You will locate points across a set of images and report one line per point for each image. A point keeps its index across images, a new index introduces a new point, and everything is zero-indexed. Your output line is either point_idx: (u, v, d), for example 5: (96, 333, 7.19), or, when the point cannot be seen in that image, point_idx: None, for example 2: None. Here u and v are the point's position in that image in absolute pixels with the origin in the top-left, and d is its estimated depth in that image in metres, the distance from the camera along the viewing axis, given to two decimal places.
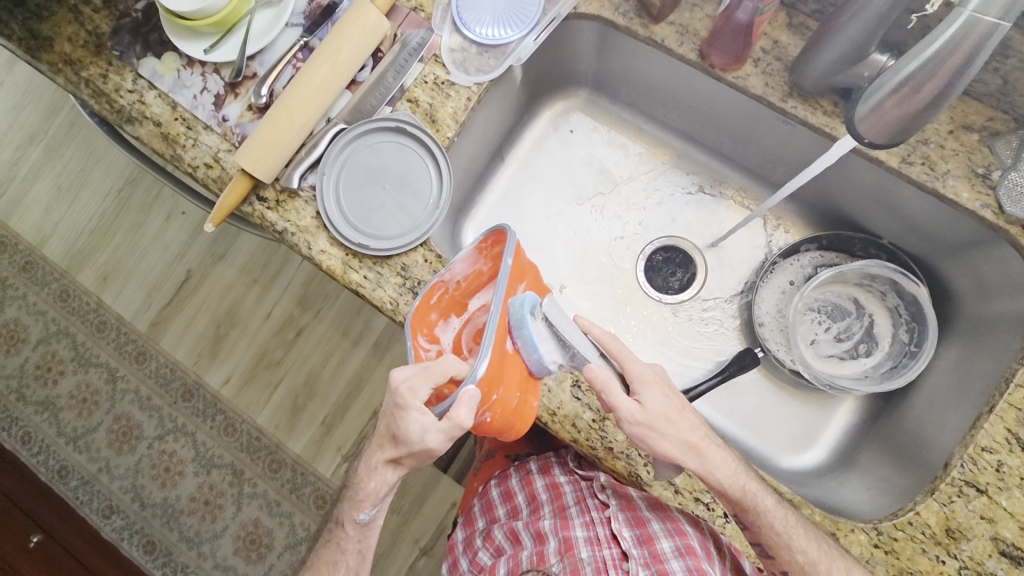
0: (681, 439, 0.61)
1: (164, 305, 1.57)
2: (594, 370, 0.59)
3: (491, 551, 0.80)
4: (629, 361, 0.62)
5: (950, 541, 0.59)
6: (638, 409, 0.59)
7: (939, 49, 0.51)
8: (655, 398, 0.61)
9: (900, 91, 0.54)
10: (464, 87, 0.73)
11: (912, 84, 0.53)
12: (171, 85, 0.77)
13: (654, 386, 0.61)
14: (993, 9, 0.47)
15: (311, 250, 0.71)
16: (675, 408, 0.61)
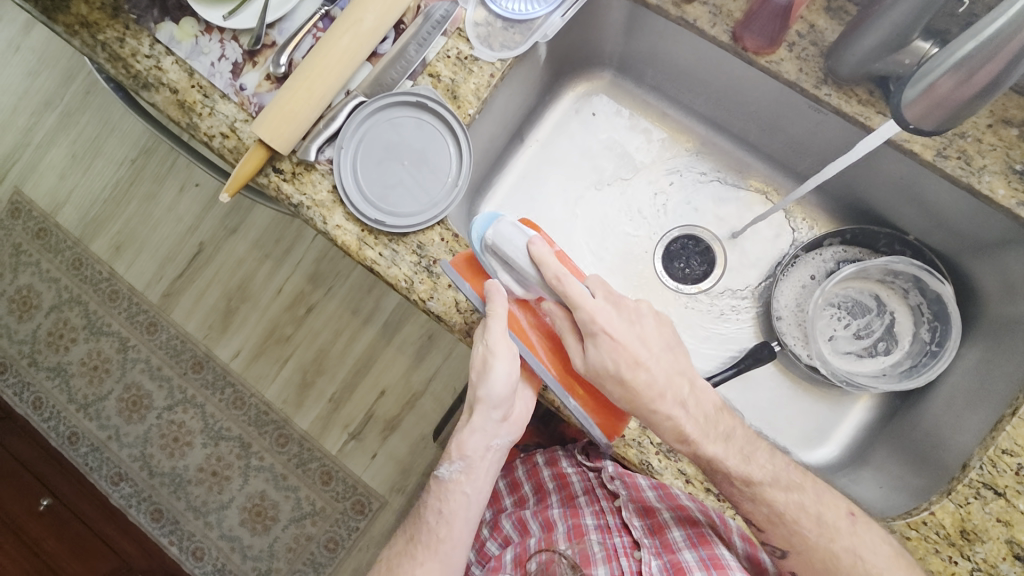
0: (623, 389, 0.62)
1: (175, 277, 1.57)
2: (550, 306, 0.66)
3: (498, 541, 0.82)
4: (580, 308, 0.63)
5: (965, 543, 0.58)
6: (580, 360, 0.64)
7: (998, 29, 0.49)
8: (599, 349, 0.62)
9: (960, 69, 0.51)
10: (487, 64, 0.71)
11: (973, 63, 0.50)
12: (189, 52, 0.76)
13: (599, 336, 0.62)
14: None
15: (326, 225, 0.70)
16: (625, 360, 0.62)
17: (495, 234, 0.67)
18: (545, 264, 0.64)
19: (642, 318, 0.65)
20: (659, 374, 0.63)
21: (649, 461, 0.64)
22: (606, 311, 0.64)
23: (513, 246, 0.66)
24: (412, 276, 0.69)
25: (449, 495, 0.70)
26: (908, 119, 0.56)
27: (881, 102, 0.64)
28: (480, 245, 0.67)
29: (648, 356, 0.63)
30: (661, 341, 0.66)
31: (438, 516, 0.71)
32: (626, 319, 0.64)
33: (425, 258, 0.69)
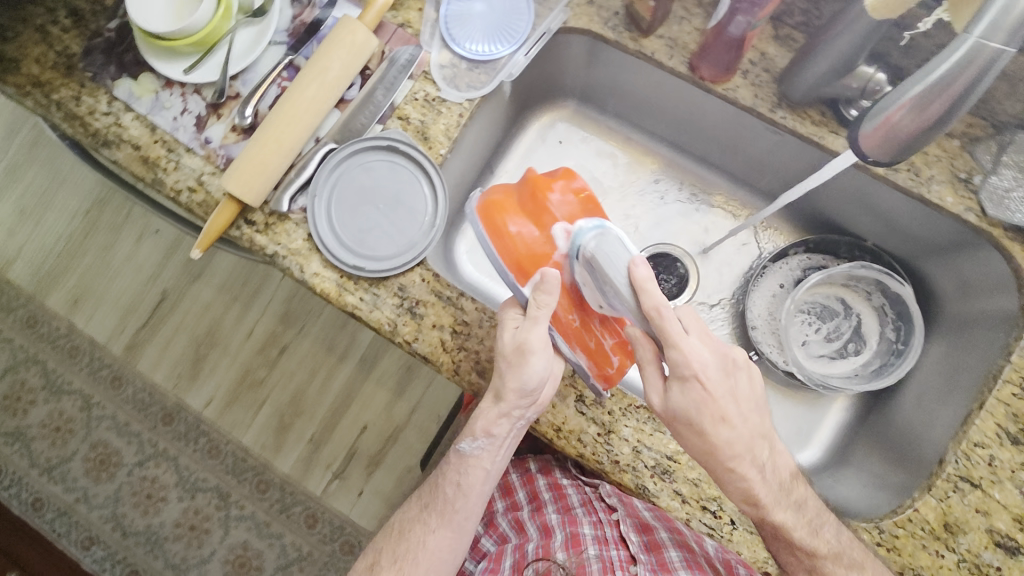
0: (702, 440, 0.61)
1: (139, 328, 1.52)
2: (635, 334, 0.62)
3: (495, 537, 0.88)
4: (681, 366, 0.59)
5: (949, 536, 0.61)
6: (659, 397, 0.62)
7: (948, 70, 0.51)
8: (685, 393, 0.60)
9: (914, 105, 0.54)
10: (455, 104, 0.72)
11: (924, 99, 0.53)
12: (150, 107, 0.75)
13: (690, 382, 0.59)
14: (998, 34, 0.48)
15: (303, 273, 0.69)
16: (710, 414, 0.60)
17: (597, 244, 0.63)
18: (643, 293, 0.58)
19: (734, 374, 0.62)
20: (742, 434, 0.61)
21: (645, 485, 0.64)
22: (707, 362, 0.60)
23: (614, 266, 0.60)
24: (395, 319, 0.69)
25: (468, 469, 0.70)
26: (864, 151, 0.59)
27: (832, 122, 0.68)
28: (576, 251, 0.65)
29: (737, 414, 0.61)
30: (750, 391, 0.63)
31: (454, 488, 0.71)
32: (723, 369, 0.61)
33: (407, 300, 0.69)
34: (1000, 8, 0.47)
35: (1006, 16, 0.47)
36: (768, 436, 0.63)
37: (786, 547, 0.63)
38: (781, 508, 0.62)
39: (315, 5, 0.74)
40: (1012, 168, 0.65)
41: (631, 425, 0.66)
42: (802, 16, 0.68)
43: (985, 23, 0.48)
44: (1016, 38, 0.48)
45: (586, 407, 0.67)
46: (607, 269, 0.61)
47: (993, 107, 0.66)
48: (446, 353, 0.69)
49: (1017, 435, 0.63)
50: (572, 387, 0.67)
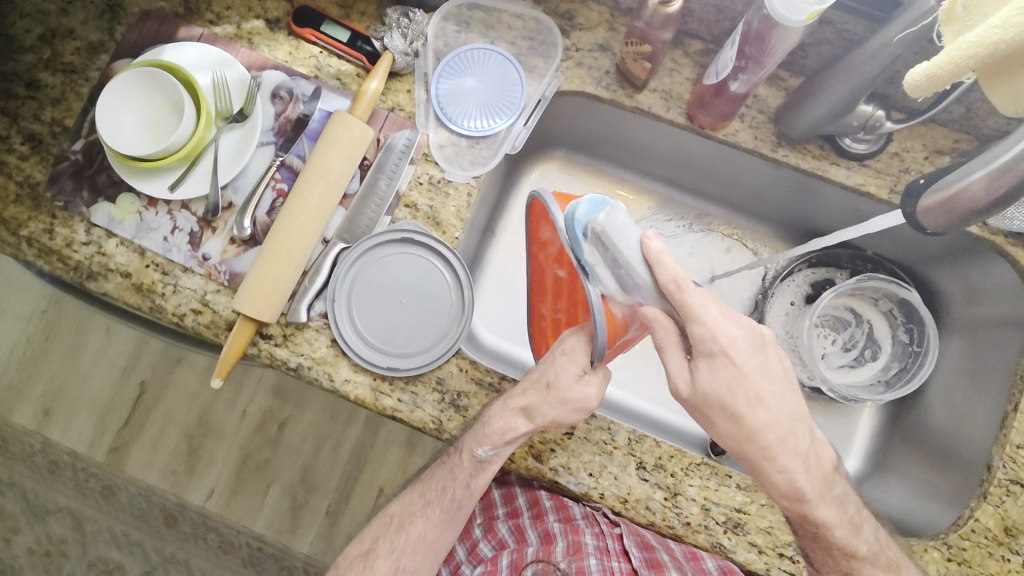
0: (737, 424, 0.55)
1: (120, 429, 1.42)
2: (653, 318, 0.55)
3: (492, 542, 0.82)
4: (696, 322, 0.53)
5: (1011, 539, 0.64)
6: (685, 381, 0.55)
7: (1012, 160, 0.47)
8: (714, 371, 0.54)
9: (978, 185, 0.50)
10: (462, 184, 0.70)
11: (990, 183, 0.49)
12: (135, 230, 0.70)
13: (719, 359, 0.54)
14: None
15: (334, 382, 0.66)
16: (744, 394, 0.54)
17: (608, 217, 0.54)
18: (659, 267, 0.53)
19: (766, 349, 0.55)
20: (778, 416, 0.56)
21: (721, 541, 0.65)
22: (729, 327, 0.54)
23: (625, 240, 0.53)
24: (439, 415, 0.67)
25: (483, 473, 0.66)
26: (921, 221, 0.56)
27: (832, 154, 0.70)
28: (584, 231, 0.55)
29: (772, 394, 0.55)
30: (783, 361, 0.56)
31: (464, 490, 0.70)
32: (751, 342, 0.55)
33: (448, 393, 0.67)
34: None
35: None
36: (806, 419, 0.58)
37: None
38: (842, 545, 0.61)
39: (299, 99, 0.71)
40: None
41: (697, 483, 0.66)
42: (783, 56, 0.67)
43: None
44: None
45: (648, 473, 0.66)
46: (621, 247, 0.53)
47: (975, 123, 0.67)
48: None
49: None
50: (631, 455, 0.67)
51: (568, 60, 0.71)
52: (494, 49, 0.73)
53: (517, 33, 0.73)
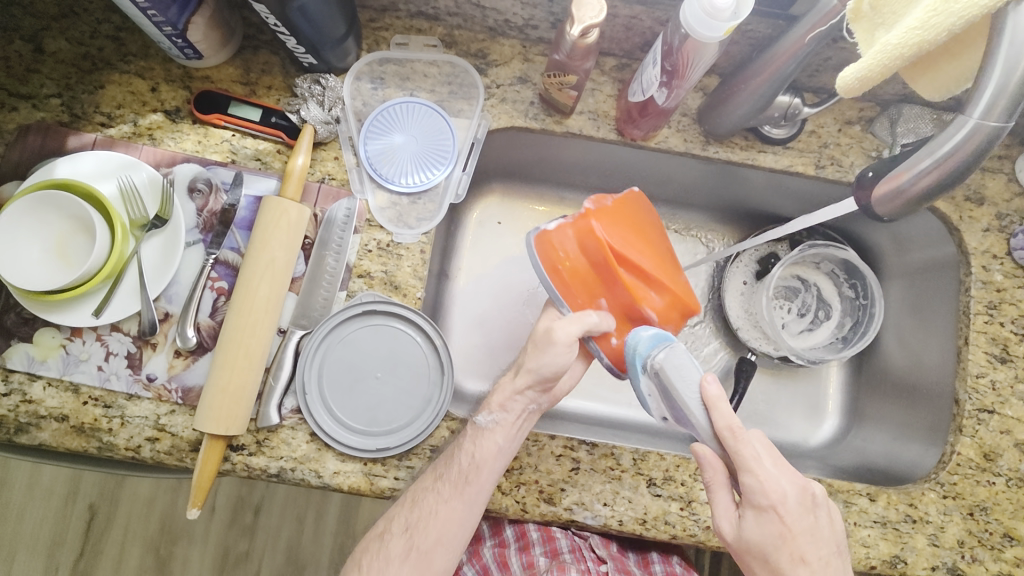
0: None
1: (76, 560, 1.31)
2: (703, 455, 0.57)
3: (476, 566, 0.77)
4: (745, 470, 0.53)
5: (991, 463, 0.68)
6: (731, 526, 0.55)
7: (953, 144, 0.43)
8: (760, 523, 0.53)
9: (923, 168, 0.45)
10: (413, 243, 0.68)
11: (932, 167, 0.45)
12: (62, 367, 0.62)
13: (766, 511, 0.53)
14: (995, 111, 0.41)
15: (323, 478, 0.63)
16: (790, 552, 0.53)
17: (666, 355, 0.60)
18: (714, 408, 0.55)
19: (817, 512, 0.54)
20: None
21: None
22: (779, 479, 0.54)
23: (685, 380, 0.57)
24: None
25: (481, 441, 0.61)
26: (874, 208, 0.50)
27: (757, 142, 0.73)
28: (642, 362, 0.62)
29: (822, 557, 0.53)
30: (835, 535, 0.54)
31: (469, 460, 0.60)
32: (804, 502, 0.54)
33: None
34: (1000, 78, 0.41)
35: (1002, 96, 0.41)
36: None
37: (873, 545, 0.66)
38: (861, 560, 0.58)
39: (220, 188, 0.66)
40: (908, 137, 0.73)
41: None
42: None
43: (981, 105, 0.42)
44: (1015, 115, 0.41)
45: (660, 488, 0.66)
46: (679, 388, 0.57)
47: (875, 91, 0.73)
48: (506, 495, 0.64)
49: (1003, 354, 0.71)
50: (640, 474, 0.66)
51: (492, 98, 0.71)
52: (416, 100, 0.71)
53: (435, 79, 0.72)
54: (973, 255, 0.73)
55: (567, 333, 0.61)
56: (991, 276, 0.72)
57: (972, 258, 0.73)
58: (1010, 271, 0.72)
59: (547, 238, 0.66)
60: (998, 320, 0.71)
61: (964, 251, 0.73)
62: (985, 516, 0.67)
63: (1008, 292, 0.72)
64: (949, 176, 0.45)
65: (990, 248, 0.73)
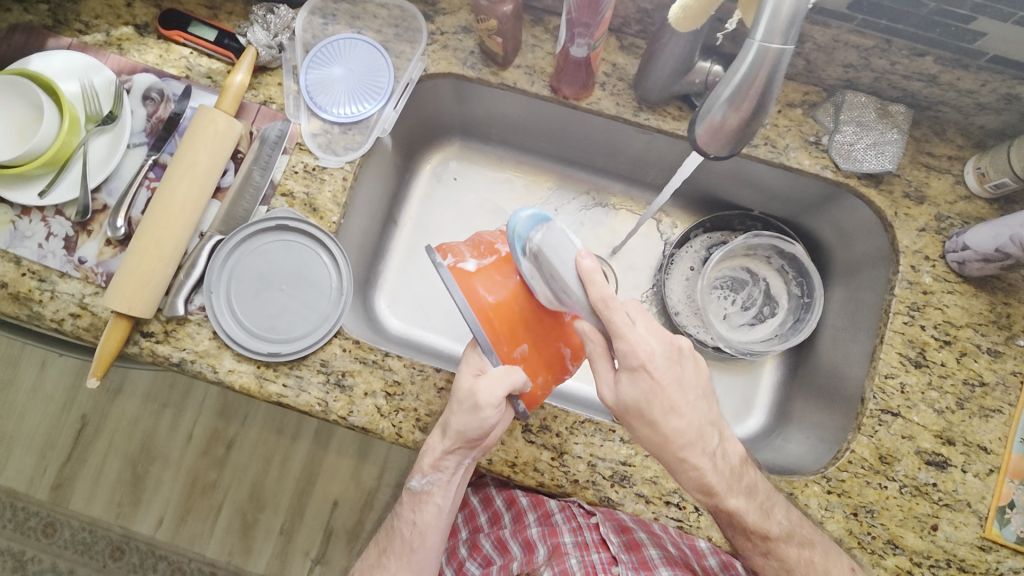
0: (652, 430, 0.58)
1: (62, 464, 1.29)
2: (584, 329, 0.58)
3: (478, 560, 0.77)
4: (620, 338, 0.55)
5: (886, 467, 0.66)
6: (610, 392, 0.58)
7: (744, 76, 0.48)
8: (635, 384, 0.57)
9: (729, 105, 0.50)
10: (336, 169, 0.72)
11: (734, 102, 0.49)
12: (9, 240, 0.68)
13: (640, 372, 0.56)
14: (775, 35, 0.46)
15: (217, 373, 0.66)
16: (661, 403, 0.57)
17: (543, 236, 0.59)
18: (591, 284, 0.56)
19: (683, 360, 0.58)
20: (691, 422, 0.58)
21: (608, 496, 0.65)
22: (652, 346, 0.56)
23: (562, 258, 0.57)
24: (325, 397, 0.66)
25: (423, 505, 0.66)
26: (705, 153, 0.55)
27: (691, 114, 0.73)
28: (521, 247, 0.59)
29: (687, 402, 0.58)
30: (699, 382, 0.59)
31: (411, 527, 0.67)
32: (671, 358, 0.57)
33: (333, 374, 0.67)
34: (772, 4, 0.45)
35: (777, 20, 0.45)
36: (715, 423, 0.60)
37: (742, 532, 0.61)
38: (735, 493, 0.60)
39: (170, 99, 0.72)
40: (850, 125, 0.71)
41: (582, 441, 0.67)
42: (638, 24, 0.73)
43: (760, 28, 0.46)
44: (792, 35, 0.46)
45: (534, 434, 0.67)
46: (558, 268, 0.57)
47: (819, 75, 0.72)
48: (383, 417, 0.66)
49: (918, 359, 0.68)
50: (516, 419, 0.67)
51: (434, 44, 0.75)
52: (360, 38, 0.75)
53: (382, 21, 0.76)
54: (903, 254, 0.70)
55: (492, 396, 0.57)
56: (919, 277, 0.70)
57: (902, 256, 0.70)
58: (940, 275, 0.70)
59: (472, 282, 0.59)
60: (919, 323, 0.69)
61: (896, 249, 0.71)
62: (870, 519, 0.65)
63: (935, 296, 0.69)
64: (758, 105, 0.49)
65: (924, 249, 0.70)
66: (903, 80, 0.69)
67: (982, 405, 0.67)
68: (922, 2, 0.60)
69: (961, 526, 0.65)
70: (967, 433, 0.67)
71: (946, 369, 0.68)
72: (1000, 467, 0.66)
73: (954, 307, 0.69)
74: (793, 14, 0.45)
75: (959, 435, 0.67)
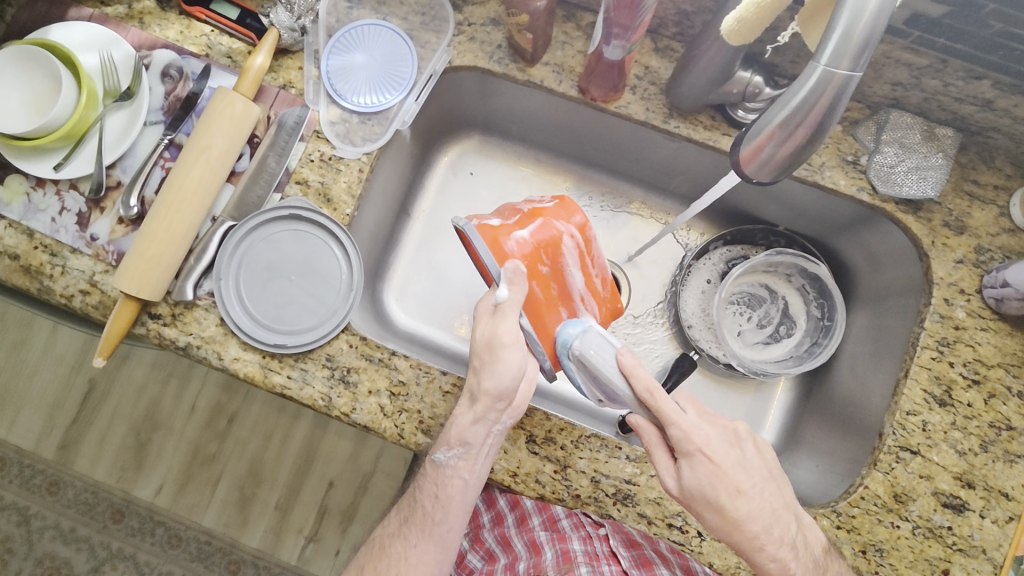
0: (720, 515, 0.57)
1: (71, 426, 1.30)
2: (638, 422, 0.60)
3: (482, 553, 0.77)
4: (672, 424, 0.57)
5: (900, 506, 0.64)
6: (673, 481, 0.58)
7: (804, 99, 0.46)
8: (695, 469, 0.57)
9: (781, 131, 0.48)
10: (353, 160, 0.70)
11: (788, 127, 0.47)
12: (22, 211, 0.67)
13: (697, 457, 0.57)
14: (843, 59, 0.43)
15: (222, 360, 0.65)
16: (725, 487, 0.57)
17: (581, 344, 0.63)
18: (634, 379, 0.59)
19: (743, 444, 0.60)
20: (760, 506, 0.58)
21: (609, 513, 0.64)
22: (701, 427, 0.58)
23: (603, 357, 0.61)
24: (328, 392, 0.65)
25: (446, 480, 0.63)
26: (747, 177, 0.53)
27: (723, 124, 0.70)
28: (564, 352, 0.64)
29: (753, 486, 0.58)
30: (762, 461, 0.60)
31: (433, 500, 0.64)
32: (728, 441, 0.59)
33: (337, 369, 0.66)
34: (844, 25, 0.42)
35: (848, 43, 0.43)
36: (791, 505, 0.60)
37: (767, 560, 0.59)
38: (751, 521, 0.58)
39: (189, 77, 0.71)
40: (892, 146, 0.68)
41: (586, 456, 0.65)
42: (676, 27, 0.69)
43: (827, 52, 0.44)
44: (861, 61, 0.44)
45: (537, 446, 0.65)
46: (603, 377, 0.61)
47: (863, 90, 0.68)
48: (386, 416, 0.65)
49: (943, 397, 0.65)
50: (520, 428, 0.66)
51: (461, 35, 0.73)
52: (385, 25, 0.73)
53: (410, 9, 0.74)
54: (937, 285, 0.67)
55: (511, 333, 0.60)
56: (951, 311, 0.66)
57: (936, 288, 0.67)
58: (975, 310, 0.66)
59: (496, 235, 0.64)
60: (947, 359, 0.66)
61: (929, 279, 0.67)
62: (879, 558, 0.63)
63: (966, 332, 0.66)
64: (813, 130, 0.47)
65: (960, 282, 0.67)
66: (953, 103, 0.65)
67: (1007, 449, 0.64)
68: (986, 21, 0.56)
69: (974, 573, 0.62)
70: (988, 477, 0.64)
71: (971, 410, 0.65)
72: (1020, 515, 0.63)
73: (986, 345, 0.66)
74: (867, 37, 0.42)
75: (980, 478, 0.64)
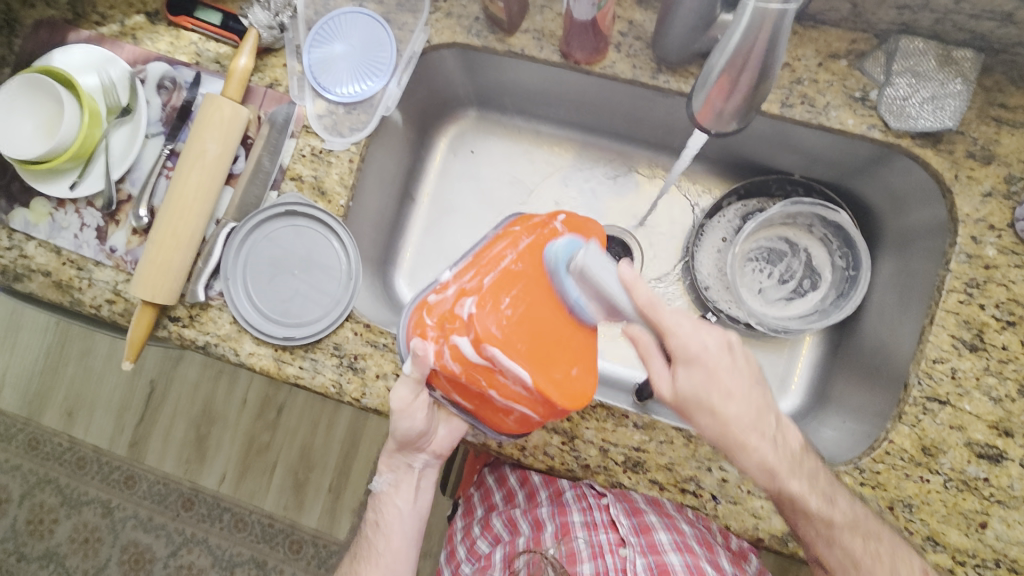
0: (714, 418, 0.59)
1: (139, 424, 1.40)
2: (633, 332, 0.61)
3: (489, 539, 0.76)
4: (671, 333, 0.59)
5: (930, 459, 0.60)
6: (668, 386, 0.60)
7: (741, 40, 0.49)
8: (690, 373, 0.59)
9: (727, 77, 0.52)
10: (342, 151, 0.71)
11: (732, 72, 0.51)
12: (49, 231, 0.72)
13: (696, 361, 0.59)
14: None
15: (239, 355, 0.68)
16: (718, 391, 0.59)
17: (586, 255, 0.60)
18: (636, 290, 0.59)
19: (734, 352, 0.60)
20: (749, 405, 0.59)
21: (620, 481, 0.64)
22: (685, 325, 0.60)
23: (604, 271, 0.60)
24: (338, 379, 0.67)
25: (383, 507, 0.69)
26: (707, 130, 0.58)
27: None
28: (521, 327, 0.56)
29: (745, 388, 0.59)
30: (751, 367, 0.60)
31: (375, 528, 0.70)
32: (721, 344, 0.60)
33: (345, 357, 0.68)
34: None
35: None
36: (773, 405, 0.61)
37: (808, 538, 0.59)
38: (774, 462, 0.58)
39: (182, 86, 0.73)
40: (904, 76, 0.63)
41: (593, 425, 0.65)
42: None
43: None
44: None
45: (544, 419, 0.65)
46: (602, 279, 0.60)
47: (868, 19, 0.63)
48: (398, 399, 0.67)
49: (974, 341, 0.61)
50: None
51: (438, 12, 0.73)
52: (362, 12, 0.74)
53: None
54: (963, 223, 0.62)
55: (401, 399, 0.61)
56: (981, 249, 0.62)
57: (961, 226, 0.62)
58: (1007, 247, 0.61)
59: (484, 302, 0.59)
60: (978, 302, 0.61)
61: (954, 217, 0.62)
62: (908, 514, 0.60)
63: (998, 271, 0.61)
64: (760, 66, 0.50)
65: (988, 217, 0.62)
66: (969, 20, 0.59)
67: None
68: None
69: (1015, 524, 0.59)
70: None
71: (1006, 353, 0.61)
72: None
73: (1022, 283, 0.61)
74: None
75: (1020, 426, 0.60)
